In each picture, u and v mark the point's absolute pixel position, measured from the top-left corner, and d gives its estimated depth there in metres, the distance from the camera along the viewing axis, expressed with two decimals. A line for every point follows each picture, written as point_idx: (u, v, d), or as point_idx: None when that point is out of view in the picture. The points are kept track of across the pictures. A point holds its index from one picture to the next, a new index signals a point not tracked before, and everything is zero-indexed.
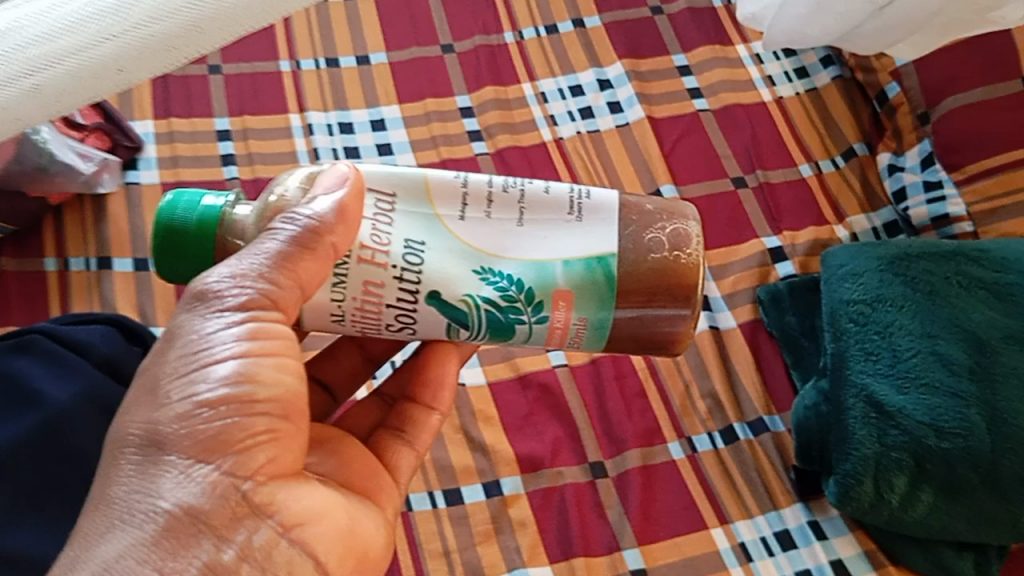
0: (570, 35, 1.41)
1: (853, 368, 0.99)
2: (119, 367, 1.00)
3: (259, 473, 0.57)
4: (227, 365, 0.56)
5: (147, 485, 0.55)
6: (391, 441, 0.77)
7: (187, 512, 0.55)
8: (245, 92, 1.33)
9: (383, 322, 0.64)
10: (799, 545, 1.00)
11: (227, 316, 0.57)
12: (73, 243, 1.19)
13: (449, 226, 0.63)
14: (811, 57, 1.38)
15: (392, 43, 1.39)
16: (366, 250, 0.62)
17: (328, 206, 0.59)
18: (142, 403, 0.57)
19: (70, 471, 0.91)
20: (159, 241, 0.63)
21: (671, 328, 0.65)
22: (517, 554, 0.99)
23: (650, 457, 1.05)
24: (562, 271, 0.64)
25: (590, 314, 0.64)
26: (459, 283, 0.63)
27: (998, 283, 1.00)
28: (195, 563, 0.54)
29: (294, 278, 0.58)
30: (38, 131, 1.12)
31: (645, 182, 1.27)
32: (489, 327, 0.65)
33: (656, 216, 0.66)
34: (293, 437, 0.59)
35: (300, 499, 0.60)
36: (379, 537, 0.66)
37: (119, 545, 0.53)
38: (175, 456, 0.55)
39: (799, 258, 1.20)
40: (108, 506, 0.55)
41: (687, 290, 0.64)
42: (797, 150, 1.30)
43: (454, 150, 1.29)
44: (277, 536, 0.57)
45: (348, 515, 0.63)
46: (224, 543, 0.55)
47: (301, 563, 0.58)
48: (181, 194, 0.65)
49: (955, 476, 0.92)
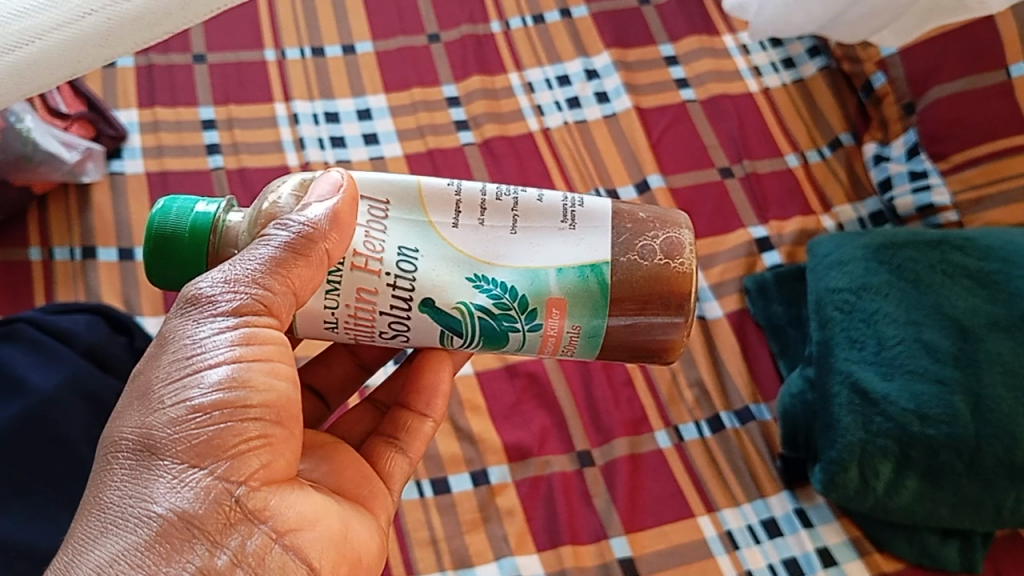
0: (557, 25, 1.41)
1: (838, 355, 0.99)
2: (103, 356, 0.99)
3: (253, 479, 0.56)
4: (220, 370, 0.56)
5: (141, 489, 0.55)
6: (384, 448, 0.76)
7: (181, 517, 0.54)
8: (230, 82, 1.32)
9: (377, 330, 0.64)
10: (784, 533, 1.01)
11: (220, 320, 0.57)
12: (57, 232, 1.18)
13: (442, 233, 0.63)
14: (798, 47, 1.39)
15: (378, 32, 1.38)
16: (359, 258, 0.62)
17: (322, 214, 0.59)
18: (135, 408, 0.56)
19: (55, 459, 0.91)
20: (150, 245, 0.63)
21: (664, 336, 0.65)
22: (505, 543, 0.99)
23: (638, 446, 1.06)
24: (556, 279, 0.63)
25: (584, 322, 0.64)
26: (452, 290, 0.63)
27: (982, 271, 1.00)
28: (188, 569, 0.53)
29: (287, 284, 0.58)
30: (20, 118, 1.13)
31: (632, 172, 1.27)
32: (482, 334, 0.64)
33: (650, 224, 0.66)
34: (286, 443, 0.58)
35: (293, 506, 0.59)
36: (372, 544, 0.65)
37: (113, 550, 0.53)
38: (168, 461, 0.55)
39: (786, 248, 1.20)
40: (101, 510, 0.55)
41: (681, 298, 0.64)
42: (785, 142, 1.30)
43: (441, 140, 1.29)
44: (270, 541, 0.57)
45: (342, 521, 0.62)
46: (218, 548, 0.55)
47: (294, 568, 0.57)
48: (174, 199, 0.65)
49: (939, 462, 0.93)
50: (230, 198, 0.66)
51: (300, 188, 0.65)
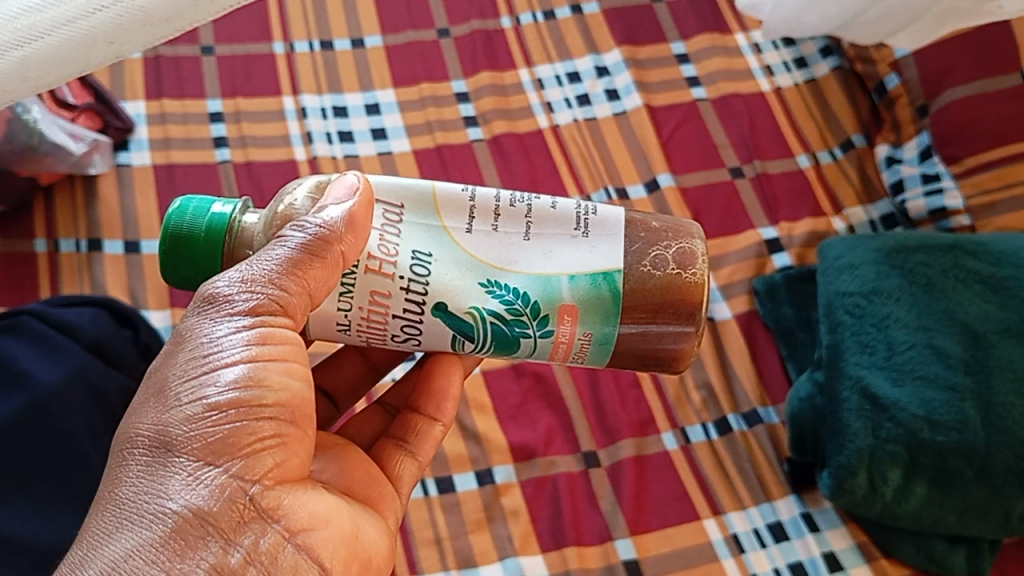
0: (568, 21, 1.39)
1: (848, 360, 0.98)
2: (107, 350, 0.99)
3: (266, 477, 0.56)
4: (237, 370, 0.55)
5: (155, 486, 0.54)
6: (393, 451, 0.76)
7: (196, 514, 0.54)
8: (238, 74, 1.31)
9: (389, 333, 0.63)
10: (791, 537, 1.00)
11: (237, 320, 0.57)
12: (63, 224, 1.18)
13: (455, 238, 0.63)
14: (810, 47, 1.37)
15: (388, 26, 1.37)
16: (373, 260, 0.61)
17: (339, 215, 0.58)
18: (151, 404, 0.56)
19: (57, 454, 0.91)
20: (165, 245, 0.62)
21: (675, 345, 0.65)
22: (509, 543, 0.99)
23: (643, 448, 1.05)
24: (568, 286, 0.63)
25: (595, 329, 0.63)
26: (465, 295, 0.62)
27: (994, 276, 0.99)
28: (201, 566, 0.53)
29: (302, 284, 0.57)
30: (27, 110, 1.12)
31: (642, 171, 1.26)
32: (494, 339, 0.64)
33: (662, 234, 0.65)
34: (299, 442, 0.58)
35: (305, 506, 0.58)
36: (382, 545, 0.64)
37: (127, 546, 0.52)
38: (182, 458, 0.54)
39: (796, 249, 1.19)
40: (115, 505, 0.54)
41: (692, 307, 0.64)
42: (796, 143, 1.29)
43: (450, 136, 1.28)
44: (282, 540, 0.56)
45: (352, 521, 0.62)
46: (231, 546, 0.54)
47: (306, 567, 0.57)
48: (191, 198, 0.64)
49: (948, 468, 0.92)
50: (246, 198, 0.66)
51: (315, 189, 0.64)
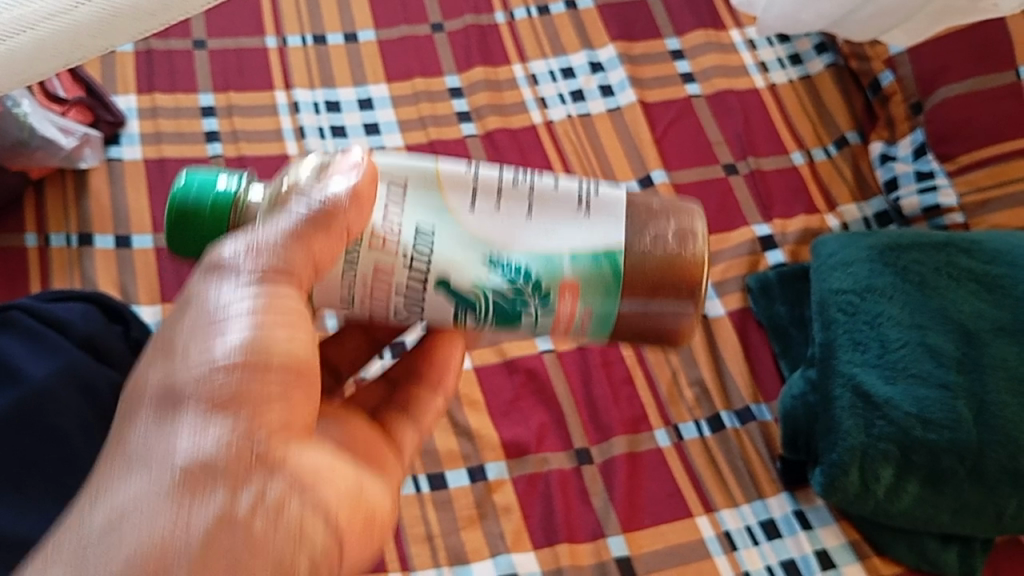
0: (562, 16, 1.39)
1: (841, 358, 0.98)
2: (99, 344, 0.98)
3: (274, 427, 0.50)
4: (247, 314, 0.51)
5: (162, 434, 0.49)
6: (396, 418, 0.74)
7: (202, 461, 0.48)
8: (230, 68, 1.30)
9: (391, 309, 0.61)
10: (783, 534, 1.00)
11: (248, 264, 0.52)
12: (53, 218, 1.17)
13: (456, 216, 0.60)
14: (806, 43, 1.37)
15: (381, 21, 1.37)
16: (376, 236, 0.58)
17: (343, 187, 0.55)
18: (162, 357, 0.52)
19: (48, 451, 0.90)
20: (169, 222, 0.58)
21: (675, 325, 0.61)
22: (501, 540, 0.99)
23: (635, 445, 1.05)
24: (569, 263, 0.60)
25: (596, 305, 0.60)
26: (466, 269, 0.59)
27: (987, 275, 1.00)
28: (205, 514, 0.47)
29: (308, 247, 0.53)
30: (18, 103, 1.11)
31: (636, 168, 1.25)
32: (495, 316, 0.61)
33: (662, 212, 0.62)
34: (307, 396, 0.53)
35: (315, 462, 0.52)
36: (386, 503, 0.57)
37: (133, 492, 0.48)
38: (190, 403, 0.50)
39: (789, 246, 1.18)
40: (123, 456, 0.50)
41: (692, 283, 0.60)
42: (790, 139, 1.29)
43: (443, 131, 1.28)
44: (290, 492, 0.50)
45: (360, 482, 0.55)
46: (239, 493, 0.48)
47: (314, 524, 0.50)
48: (204, 170, 0.59)
49: (941, 467, 0.92)
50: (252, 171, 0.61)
51: (323, 155, 0.60)
